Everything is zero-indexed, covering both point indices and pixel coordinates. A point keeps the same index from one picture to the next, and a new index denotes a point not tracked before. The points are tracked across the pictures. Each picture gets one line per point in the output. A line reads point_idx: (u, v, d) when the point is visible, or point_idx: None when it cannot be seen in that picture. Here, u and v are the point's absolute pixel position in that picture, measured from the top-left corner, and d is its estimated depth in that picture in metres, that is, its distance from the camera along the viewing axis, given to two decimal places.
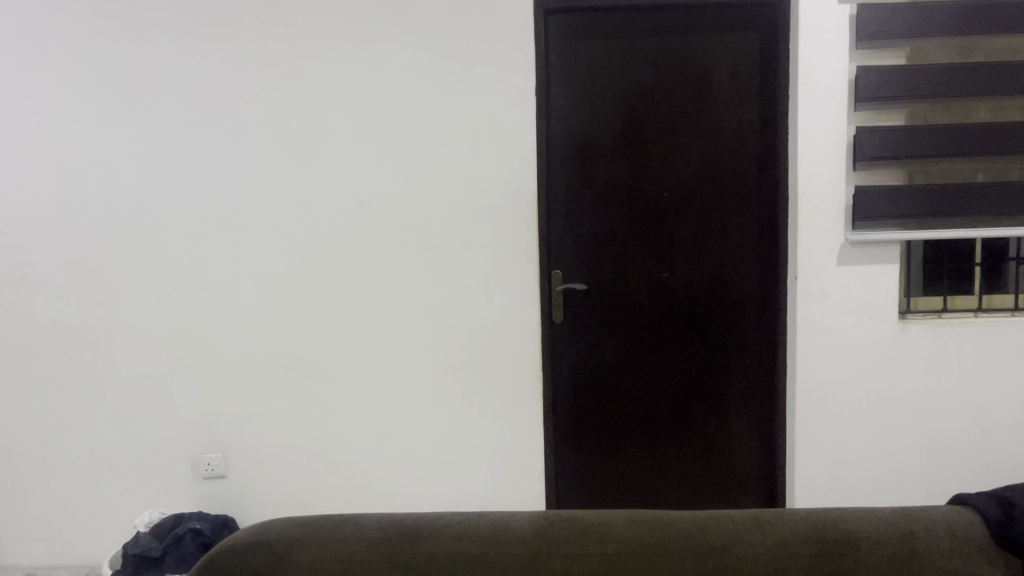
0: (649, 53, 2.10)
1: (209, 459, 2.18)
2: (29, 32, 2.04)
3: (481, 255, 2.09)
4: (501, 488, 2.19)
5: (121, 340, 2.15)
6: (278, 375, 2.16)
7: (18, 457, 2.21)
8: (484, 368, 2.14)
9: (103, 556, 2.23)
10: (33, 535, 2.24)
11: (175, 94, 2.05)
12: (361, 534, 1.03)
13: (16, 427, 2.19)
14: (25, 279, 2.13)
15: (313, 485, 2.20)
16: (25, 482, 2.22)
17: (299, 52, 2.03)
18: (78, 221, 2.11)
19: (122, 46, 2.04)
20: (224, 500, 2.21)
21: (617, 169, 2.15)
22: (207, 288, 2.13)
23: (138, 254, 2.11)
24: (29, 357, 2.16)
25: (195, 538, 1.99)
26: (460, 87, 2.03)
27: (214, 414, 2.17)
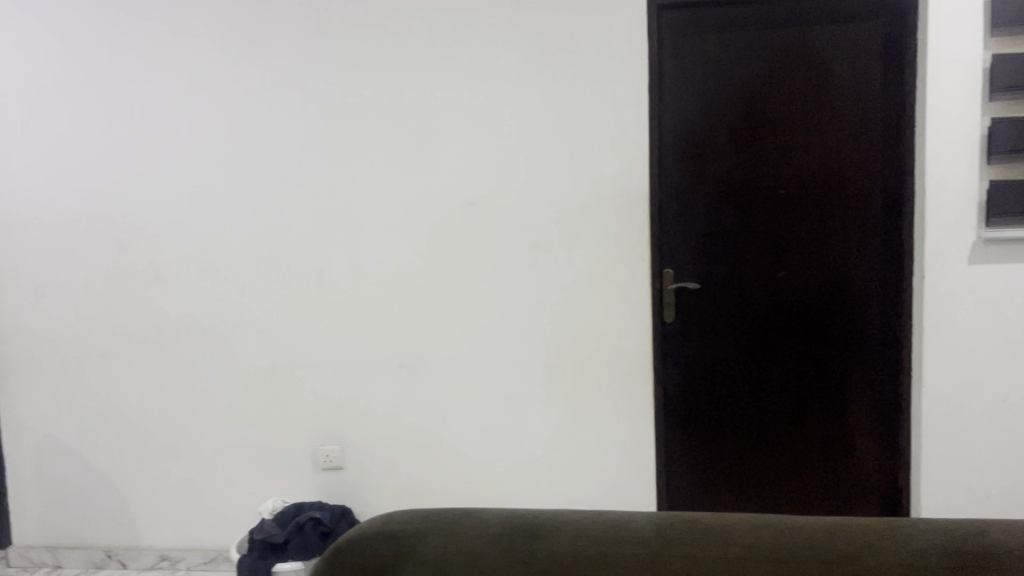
0: (765, 47, 2.06)
1: (328, 451, 2.25)
2: (166, 44, 2.16)
3: (591, 254, 2.09)
4: (612, 487, 2.18)
5: (247, 335, 2.25)
6: (392, 371, 2.21)
7: (150, 445, 2.33)
8: (594, 367, 2.14)
9: (229, 541, 2.33)
10: (165, 519, 2.35)
11: (297, 100, 2.14)
12: (483, 528, 1.06)
13: (149, 417, 2.32)
14: (158, 277, 2.26)
15: (427, 478, 2.25)
16: (154, 469, 2.33)
17: (414, 55, 2.08)
18: (208, 222, 2.22)
19: (248, 55, 2.14)
20: (342, 490, 2.28)
21: (730, 166, 2.11)
22: (326, 287, 2.20)
23: (263, 253, 2.21)
24: (161, 350, 2.28)
25: (314, 527, 2.06)
26: (571, 87, 2.04)
27: (333, 407, 2.25)
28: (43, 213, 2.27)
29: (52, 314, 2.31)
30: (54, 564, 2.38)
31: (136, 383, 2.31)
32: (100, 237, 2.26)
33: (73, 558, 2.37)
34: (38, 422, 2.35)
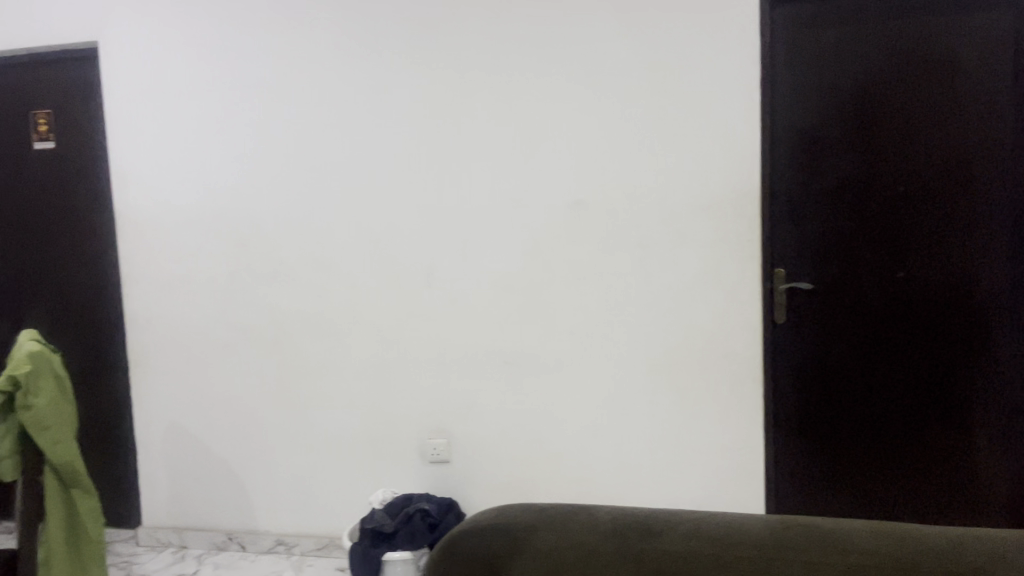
0: (885, 39, 1.99)
1: (435, 444, 2.30)
2: (285, 51, 2.26)
3: (699, 253, 2.07)
4: (718, 489, 2.15)
5: (359, 331, 2.33)
6: (498, 367, 2.24)
7: (267, 434, 2.43)
8: (701, 367, 2.11)
9: (341, 528, 2.41)
10: (281, 506, 2.45)
11: (408, 101, 2.20)
12: (593, 524, 1.07)
13: (267, 407, 2.42)
14: (276, 274, 2.36)
15: (532, 474, 2.27)
16: (270, 458, 2.44)
17: (522, 56, 2.11)
18: (323, 221, 2.30)
19: (362, 58, 2.21)
20: (448, 483, 2.32)
21: (847, 162, 2.04)
22: (434, 284, 2.25)
23: (375, 250, 2.28)
24: (279, 343, 2.38)
25: (422, 518, 2.11)
26: (679, 85, 2.02)
27: (440, 402, 2.30)
28: (171, 214, 2.41)
29: (178, 309, 2.44)
30: (179, 544, 2.52)
31: (255, 375, 2.42)
32: (223, 235, 2.38)
33: (197, 539, 2.50)
34: (165, 411, 2.50)
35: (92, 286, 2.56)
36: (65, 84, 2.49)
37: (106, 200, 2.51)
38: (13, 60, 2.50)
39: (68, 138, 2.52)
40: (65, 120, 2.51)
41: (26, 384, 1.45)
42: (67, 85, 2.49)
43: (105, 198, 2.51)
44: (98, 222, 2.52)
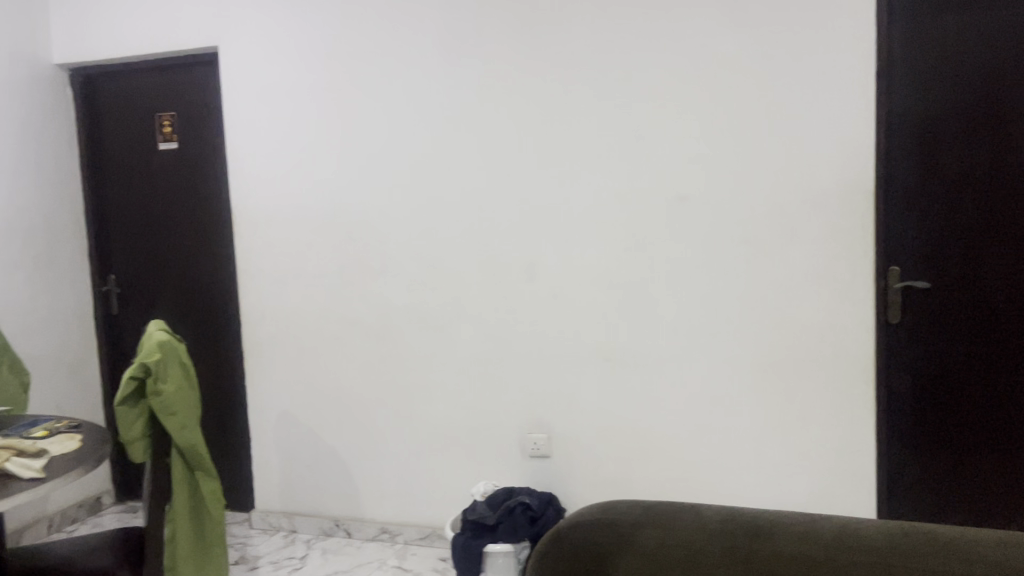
0: (1012, 26, 1.90)
1: (535, 439, 2.32)
2: (392, 52, 2.32)
3: (807, 249, 2.03)
4: (826, 492, 2.10)
5: (462, 325, 2.37)
6: (599, 363, 2.24)
7: (373, 424, 2.50)
8: (808, 366, 2.06)
9: (443, 519, 2.45)
10: (386, 494, 2.51)
11: (512, 99, 2.22)
12: (701, 523, 1.06)
13: (373, 398, 2.49)
14: (383, 268, 2.42)
15: (632, 471, 2.26)
16: (376, 448, 2.51)
17: (626, 52, 2.10)
18: (427, 217, 2.35)
19: (467, 57, 2.25)
20: (549, 478, 2.33)
21: (969, 155, 1.95)
22: (536, 279, 2.27)
23: (478, 246, 2.31)
24: (385, 336, 2.45)
25: (524, 511, 2.13)
26: (789, 78, 1.98)
27: (541, 397, 2.31)
28: (283, 211, 2.51)
29: (290, 303, 2.54)
30: (290, 528, 2.62)
31: (362, 367, 2.49)
32: (332, 231, 2.46)
33: (306, 524, 2.60)
34: (277, 400, 2.60)
35: (211, 280, 2.70)
36: (190, 88, 2.64)
37: (224, 198, 2.64)
38: (141, 67, 2.69)
39: (190, 140, 2.67)
40: (187, 122, 2.67)
41: (156, 370, 1.54)
42: (189, 89, 2.64)
43: (223, 197, 2.64)
44: (217, 219, 2.66)
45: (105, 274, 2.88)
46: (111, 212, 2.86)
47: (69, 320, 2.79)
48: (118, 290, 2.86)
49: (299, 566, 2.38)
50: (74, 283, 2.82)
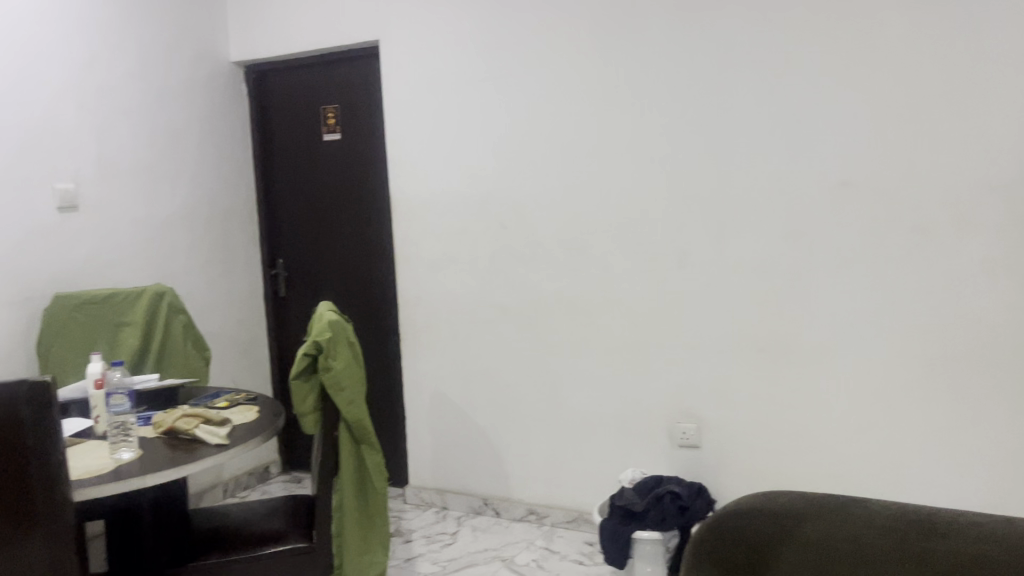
0: None
1: (685, 428, 2.29)
2: (546, 42, 2.35)
3: (984, 238, 1.91)
4: (1000, 496, 1.97)
5: (610, 312, 2.37)
6: (753, 354, 2.19)
7: (522, 408, 2.55)
8: (983, 362, 1.94)
9: (589, 503, 2.47)
10: (533, 476, 2.56)
11: (665, 85, 2.20)
12: (864, 515, 1.09)
13: (522, 382, 2.54)
14: (533, 254, 2.46)
15: (786, 465, 2.19)
16: (525, 430, 2.56)
17: (787, 35, 2.04)
18: (577, 204, 2.37)
19: (620, 45, 2.25)
20: (698, 468, 2.30)
21: None
22: (688, 267, 2.24)
23: (628, 233, 2.31)
24: (534, 321, 2.49)
25: (673, 500, 2.11)
26: (967, 57, 1.87)
27: (691, 386, 2.29)
28: (438, 198, 2.59)
29: (444, 287, 2.63)
30: (442, 504, 2.72)
31: (512, 350, 2.54)
32: (485, 219, 2.52)
33: (457, 502, 2.69)
34: (431, 381, 2.70)
35: (371, 265, 2.83)
36: (353, 83, 2.77)
37: (384, 187, 2.76)
38: (308, 63, 2.84)
39: (352, 130, 2.80)
40: (349, 114, 2.80)
41: (327, 348, 1.62)
42: (352, 81, 2.77)
43: (382, 185, 2.76)
44: (377, 207, 2.78)
45: (275, 258, 3.09)
46: (279, 201, 3.05)
47: (242, 300, 3.00)
48: (286, 274, 3.06)
49: (451, 541, 2.47)
50: (247, 266, 3.03)
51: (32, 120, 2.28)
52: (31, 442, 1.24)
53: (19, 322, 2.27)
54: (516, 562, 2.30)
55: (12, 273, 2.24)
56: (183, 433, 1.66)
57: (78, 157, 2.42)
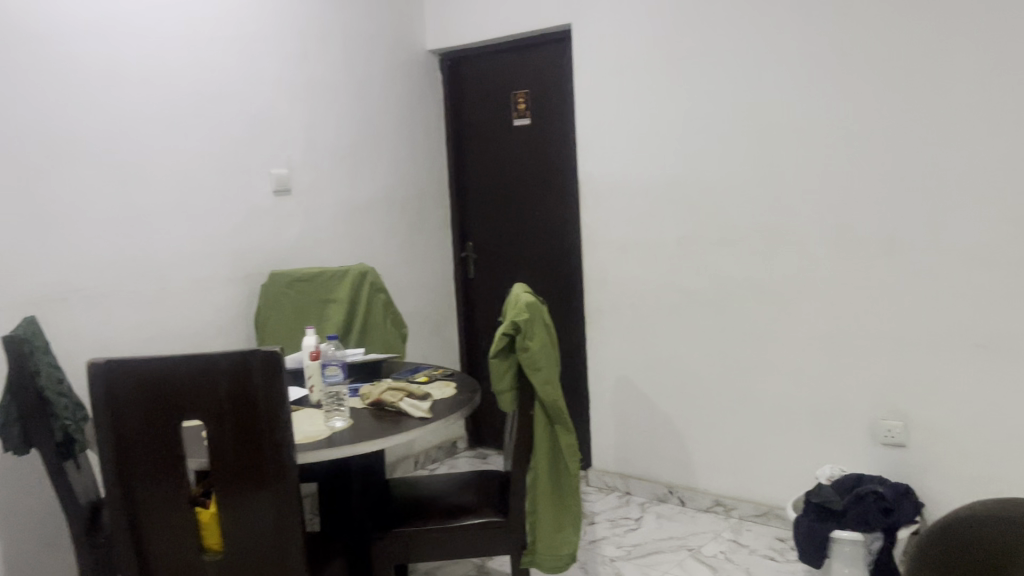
0: None
1: (889, 426, 2.15)
2: (743, 19, 2.27)
3: None
4: None
5: (807, 300, 2.26)
6: (970, 350, 2.02)
7: (709, 396, 2.49)
8: None
9: (780, 498, 2.38)
10: (721, 467, 2.50)
11: (874, 60, 2.07)
12: None
13: (710, 371, 2.48)
14: (725, 239, 2.39)
15: (1006, 472, 2.00)
16: (711, 420, 2.50)
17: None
18: (773, 187, 2.28)
19: (824, 19, 2.13)
20: (902, 469, 2.16)
21: None
22: (896, 254, 2.10)
23: (829, 218, 2.19)
24: (724, 308, 2.42)
25: (876, 501, 1.98)
26: None
27: (896, 380, 2.15)
28: (626, 182, 2.57)
29: (630, 272, 2.61)
30: (625, 489, 2.72)
31: (700, 337, 2.48)
32: (674, 203, 2.47)
33: (641, 488, 2.67)
34: (616, 365, 2.70)
35: (557, 248, 2.86)
36: (544, 67, 2.80)
37: (572, 171, 2.77)
38: (501, 49, 2.90)
39: (542, 115, 2.83)
40: (540, 98, 2.83)
41: (525, 328, 1.65)
42: (543, 66, 2.80)
43: (570, 169, 2.77)
44: (564, 190, 2.80)
45: (464, 241, 3.19)
46: (469, 186, 3.13)
47: (434, 281, 3.12)
48: (474, 256, 3.15)
49: (635, 527, 2.46)
50: (439, 249, 3.14)
51: (250, 109, 2.48)
52: (260, 405, 1.34)
53: (239, 296, 2.48)
54: (702, 552, 2.26)
55: (234, 251, 2.46)
56: (389, 406, 1.74)
57: (292, 143, 2.61)
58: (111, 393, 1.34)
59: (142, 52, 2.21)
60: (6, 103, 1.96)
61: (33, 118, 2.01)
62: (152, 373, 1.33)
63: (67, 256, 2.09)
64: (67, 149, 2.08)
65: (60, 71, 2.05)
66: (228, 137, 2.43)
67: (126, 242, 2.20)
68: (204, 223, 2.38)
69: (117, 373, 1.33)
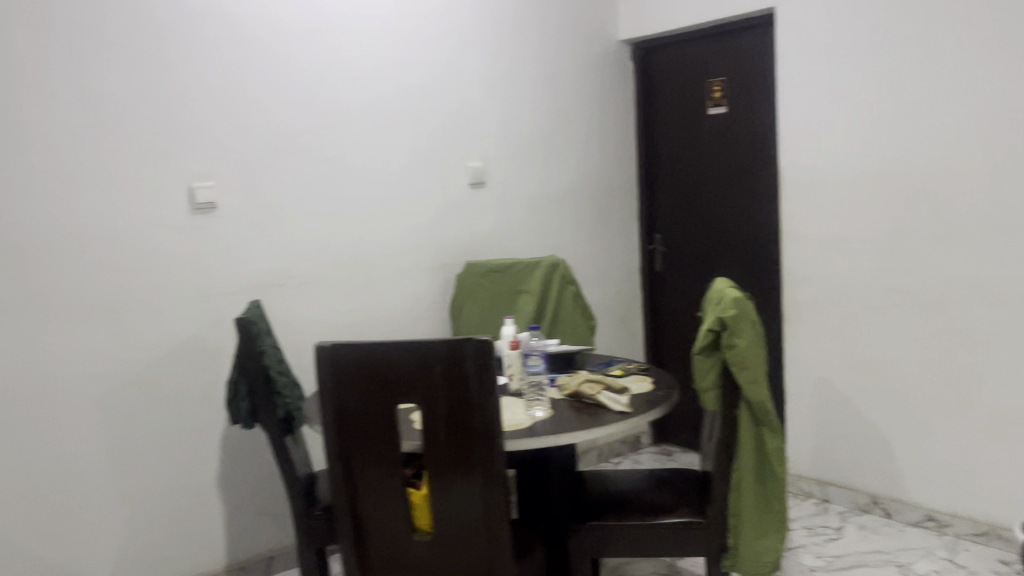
0: None
1: None
2: None
3: None
4: None
5: None
6: None
7: (920, 404, 2.32)
8: None
9: (1004, 518, 2.18)
10: (933, 480, 2.31)
11: None
12: None
13: (922, 377, 2.30)
14: (944, 235, 2.20)
15: None
16: (922, 429, 2.32)
17: None
18: (1002, 178, 2.07)
19: None
20: None
21: None
22: None
23: None
24: (940, 309, 2.24)
25: None
26: None
27: None
28: (831, 172, 2.43)
29: (832, 268, 2.47)
30: (822, 497, 2.59)
31: (911, 340, 2.31)
32: (885, 195, 2.31)
33: (841, 496, 2.54)
34: (814, 366, 2.57)
35: (752, 242, 2.75)
36: (742, 54, 2.70)
37: (770, 161, 2.65)
38: (695, 37, 2.83)
39: (739, 103, 2.72)
40: (738, 86, 2.72)
41: (731, 325, 1.59)
42: (741, 52, 2.69)
43: (768, 159, 2.66)
44: (761, 181, 2.69)
45: (652, 233, 3.13)
46: (658, 177, 3.07)
47: (621, 274, 3.09)
48: (662, 249, 3.08)
49: (836, 537, 2.33)
50: (627, 241, 3.11)
51: (448, 104, 2.55)
52: (473, 394, 1.37)
53: (437, 285, 2.57)
54: (913, 570, 2.10)
55: (433, 242, 2.54)
56: (587, 398, 1.74)
57: (487, 137, 2.66)
58: (335, 377, 1.42)
59: (351, 50, 2.33)
60: (234, 101, 2.13)
61: (257, 116, 2.17)
62: (373, 359, 1.39)
63: (286, 246, 2.24)
64: (286, 145, 2.23)
65: (280, 72, 2.20)
66: (429, 132, 2.51)
67: (337, 233, 2.33)
68: (405, 214, 2.47)
69: (341, 358, 1.40)
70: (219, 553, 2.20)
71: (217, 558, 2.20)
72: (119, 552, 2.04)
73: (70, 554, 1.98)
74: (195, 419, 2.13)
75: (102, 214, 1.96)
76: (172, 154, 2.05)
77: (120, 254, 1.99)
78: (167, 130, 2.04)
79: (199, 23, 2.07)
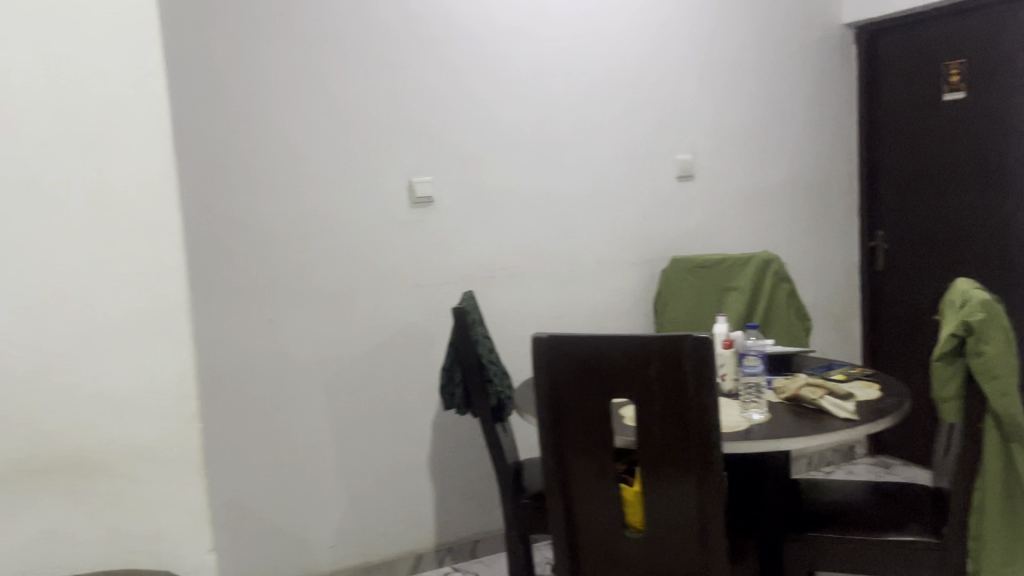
0: None
1: None
2: None
3: None
4: None
5: None
6: None
7: None
8: None
9: None
10: None
11: None
12: None
13: None
14: None
15: None
16: None
17: None
18: None
19: None
20: None
21: None
22: None
23: None
24: None
25: None
26: None
27: None
28: None
29: None
30: None
31: None
32: None
33: None
34: None
35: (992, 239, 2.50)
36: (985, 33, 2.45)
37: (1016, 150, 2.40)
38: (929, 18, 2.60)
39: (980, 87, 2.48)
40: (979, 69, 2.48)
41: (979, 330, 1.45)
42: (984, 32, 2.45)
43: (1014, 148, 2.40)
44: (1005, 171, 2.43)
45: (874, 229, 2.92)
46: (882, 168, 2.86)
47: (838, 272, 2.92)
48: (885, 246, 2.86)
49: None
50: (845, 237, 2.93)
51: (660, 97, 2.51)
52: (690, 392, 1.34)
53: (643, 280, 2.54)
54: None
55: (640, 236, 2.52)
56: (808, 403, 1.65)
57: (698, 130, 2.60)
58: (551, 369, 1.42)
59: (566, 45, 2.35)
60: (454, 99, 2.21)
61: (475, 112, 2.24)
62: (590, 352, 1.39)
63: (498, 238, 2.30)
64: (501, 140, 2.28)
65: (497, 69, 2.26)
66: (640, 125, 2.48)
67: (546, 226, 2.36)
68: (613, 209, 2.46)
69: (558, 351, 1.41)
70: (429, 533, 2.30)
71: (427, 537, 2.30)
72: (341, 523, 2.19)
73: (301, 521, 2.14)
74: (410, 404, 2.24)
75: (336, 207, 2.10)
76: (396, 151, 2.16)
77: (351, 244, 2.12)
78: (394, 128, 2.15)
79: (425, 25, 2.16)
